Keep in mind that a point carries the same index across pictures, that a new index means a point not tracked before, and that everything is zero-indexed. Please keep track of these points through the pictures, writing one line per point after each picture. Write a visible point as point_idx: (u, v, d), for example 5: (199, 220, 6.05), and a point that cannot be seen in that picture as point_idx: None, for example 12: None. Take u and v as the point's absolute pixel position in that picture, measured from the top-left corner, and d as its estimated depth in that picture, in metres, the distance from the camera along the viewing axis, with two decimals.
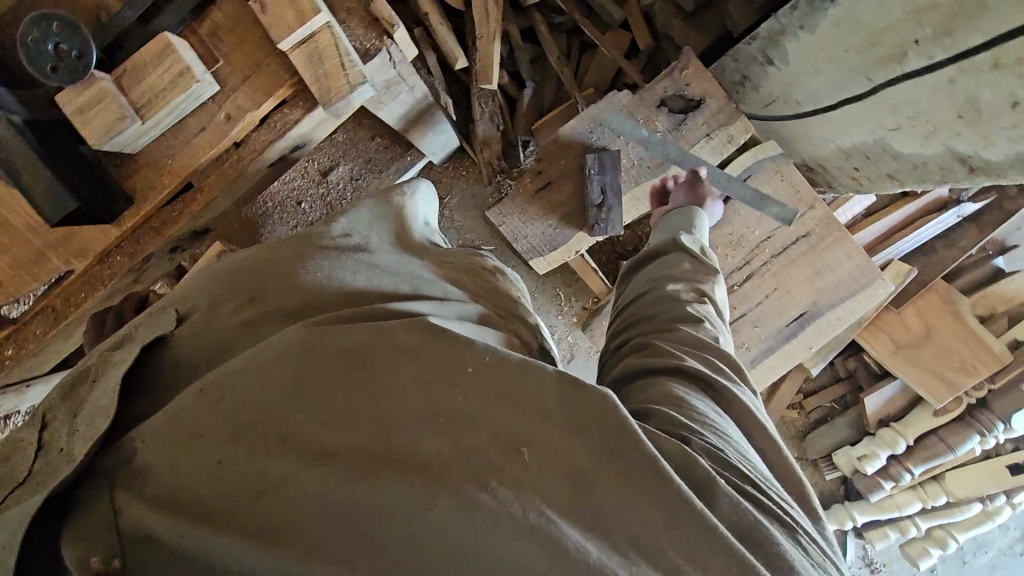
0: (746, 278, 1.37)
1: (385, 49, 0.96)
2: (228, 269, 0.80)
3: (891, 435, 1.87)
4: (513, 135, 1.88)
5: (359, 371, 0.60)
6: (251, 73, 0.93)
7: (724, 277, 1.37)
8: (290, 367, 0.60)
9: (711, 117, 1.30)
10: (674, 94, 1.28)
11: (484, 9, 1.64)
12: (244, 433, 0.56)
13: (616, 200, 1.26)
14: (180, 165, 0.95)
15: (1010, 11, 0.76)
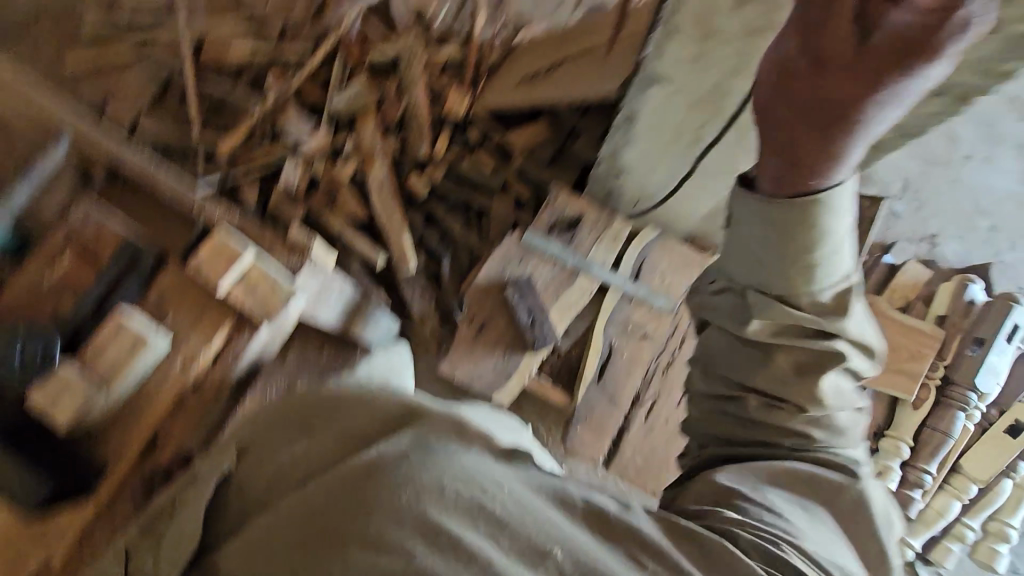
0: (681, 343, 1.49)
1: (307, 262, 1.17)
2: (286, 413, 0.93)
3: (891, 442, 1.91)
4: (445, 302, 2.09)
5: (370, 481, 0.67)
6: (200, 317, 1.15)
7: (663, 348, 1.49)
8: (315, 492, 0.70)
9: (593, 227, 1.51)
10: (556, 220, 1.51)
11: (386, 209, 2.05)
12: (280, 537, 0.68)
13: (544, 317, 1.44)
14: (153, 409, 1.13)
15: (750, 80, 1.02)
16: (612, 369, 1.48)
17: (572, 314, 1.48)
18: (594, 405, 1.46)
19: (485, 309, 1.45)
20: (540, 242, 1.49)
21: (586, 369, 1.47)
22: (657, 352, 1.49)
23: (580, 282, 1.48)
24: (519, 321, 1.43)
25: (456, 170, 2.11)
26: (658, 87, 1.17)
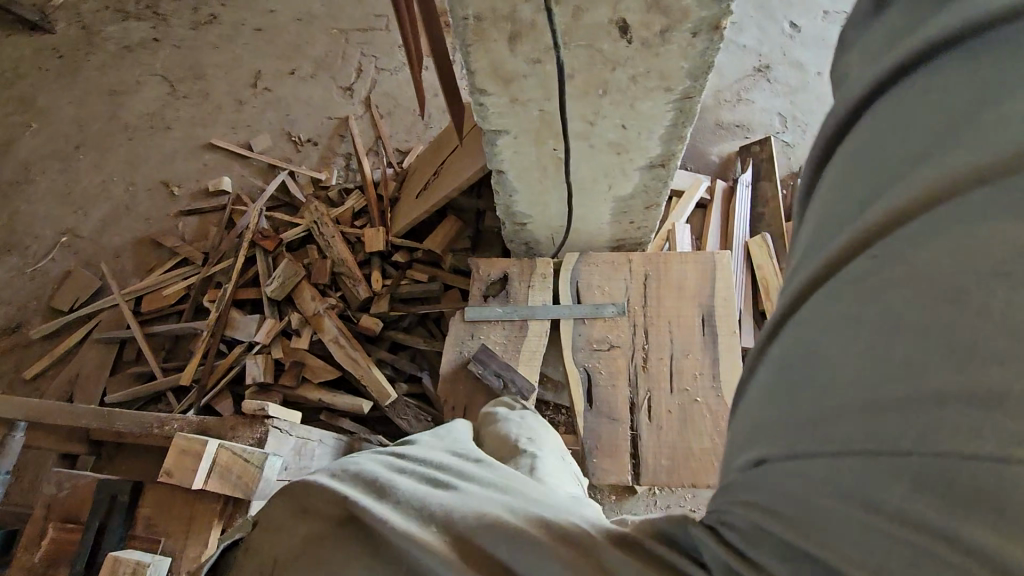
0: (646, 335, 1.53)
1: (271, 427, 1.20)
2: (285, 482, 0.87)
3: None
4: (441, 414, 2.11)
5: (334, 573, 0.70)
6: (189, 525, 1.08)
7: (631, 348, 1.52)
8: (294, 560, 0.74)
9: (520, 279, 1.64)
10: (486, 287, 1.64)
11: (352, 358, 2.09)
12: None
13: (510, 373, 1.50)
14: None
15: (568, 98, 1.16)
16: (599, 390, 1.49)
17: (539, 357, 1.54)
18: (600, 431, 1.45)
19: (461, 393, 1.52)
20: (483, 311, 1.59)
21: (575, 401, 1.48)
22: (630, 355, 1.51)
23: (532, 328, 1.57)
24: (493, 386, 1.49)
25: (398, 294, 2.23)
26: (501, 137, 1.28)
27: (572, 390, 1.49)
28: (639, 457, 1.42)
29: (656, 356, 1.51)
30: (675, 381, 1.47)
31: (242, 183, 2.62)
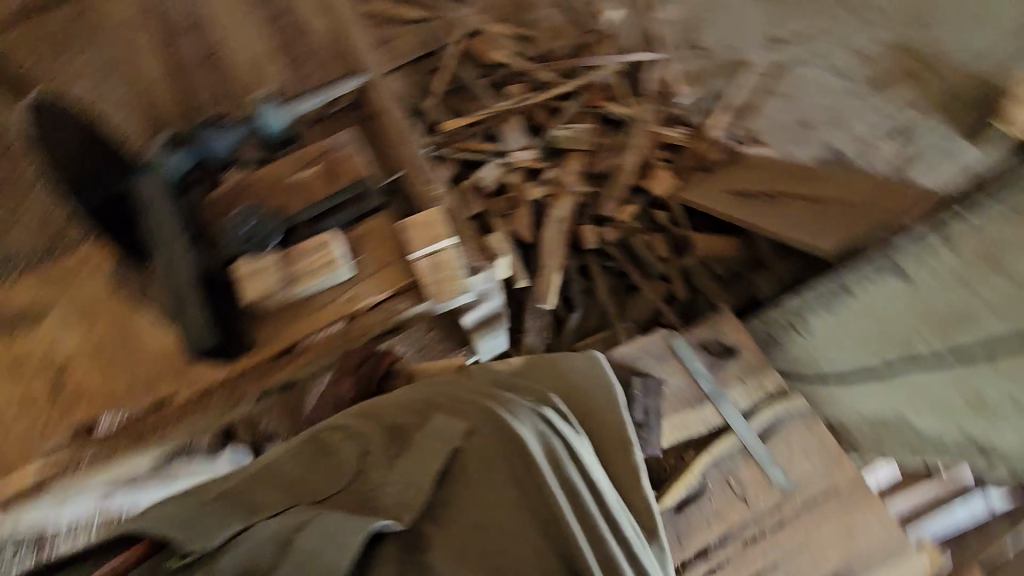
0: (777, 526, 1.33)
1: (487, 268, 1.15)
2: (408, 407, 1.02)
3: None
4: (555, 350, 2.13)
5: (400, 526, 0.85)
6: (380, 268, 1.12)
7: (754, 518, 1.34)
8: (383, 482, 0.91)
9: (744, 366, 1.44)
10: (713, 341, 1.46)
11: (552, 245, 2.06)
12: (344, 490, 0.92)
13: (656, 424, 1.35)
14: (296, 327, 1.08)
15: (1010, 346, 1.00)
16: (693, 510, 1.35)
17: (684, 434, 1.38)
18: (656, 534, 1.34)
19: None
20: (687, 353, 1.44)
21: (666, 494, 1.35)
22: (747, 522, 1.34)
23: (705, 410, 1.40)
24: (632, 415, 1.35)
25: (629, 242, 2.14)
26: (902, 282, 1.13)
27: (673, 486, 1.35)
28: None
29: (764, 549, 1.32)
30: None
31: (634, 18, 2.39)
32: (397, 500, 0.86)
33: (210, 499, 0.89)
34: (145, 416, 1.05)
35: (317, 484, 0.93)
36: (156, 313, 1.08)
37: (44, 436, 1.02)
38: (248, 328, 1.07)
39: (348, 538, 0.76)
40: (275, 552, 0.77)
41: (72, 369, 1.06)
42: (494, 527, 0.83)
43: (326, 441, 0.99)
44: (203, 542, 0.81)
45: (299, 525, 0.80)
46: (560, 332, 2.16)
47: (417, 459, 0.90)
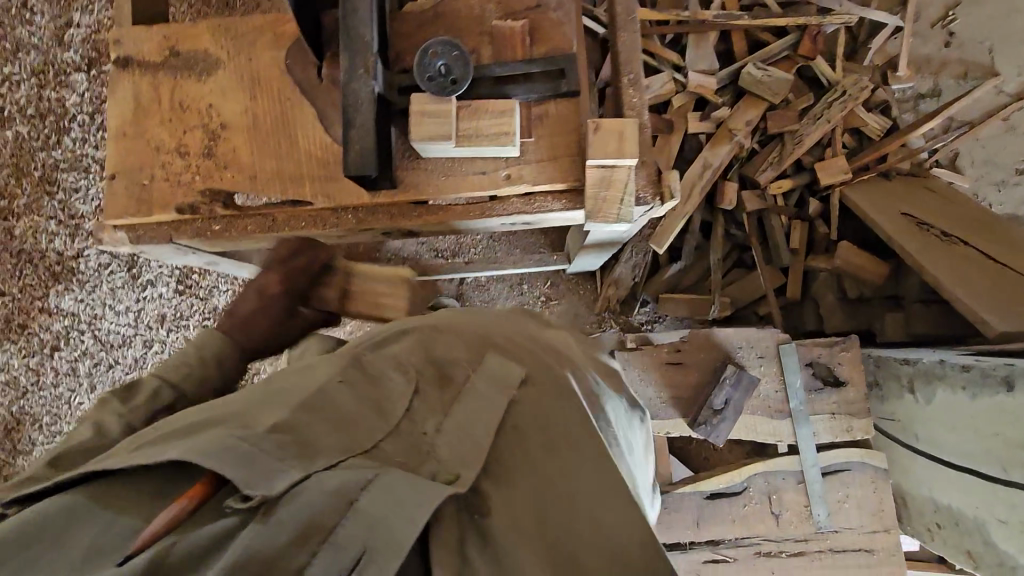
0: (796, 553, 1.34)
1: (650, 204, 1.04)
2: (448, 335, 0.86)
3: None
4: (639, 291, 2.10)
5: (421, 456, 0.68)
6: (548, 160, 1.03)
7: (776, 537, 1.34)
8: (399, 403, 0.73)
9: (843, 401, 1.35)
10: (825, 363, 1.36)
11: (690, 190, 1.91)
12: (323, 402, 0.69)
13: (731, 418, 1.29)
14: (447, 185, 1.04)
15: None
16: (723, 503, 1.36)
17: (749, 437, 1.35)
18: (680, 508, 1.37)
19: (696, 358, 1.37)
20: (792, 364, 1.34)
21: (705, 478, 1.37)
22: (770, 537, 1.34)
23: (781, 424, 1.35)
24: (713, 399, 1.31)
25: (766, 218, 1.98)
26: None
27: (717, 476, 1.36)
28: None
29: (774, 566, 1.34)
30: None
31: None
32: (469, 456, 0.67)
33: (258, 430, 0.60)
34: (283, 209, 1.06)
35: (362, 421, 0.68)
36: (323, 113, 1.05)
37: (194, 189, 1.05)
38: (402, 166, 1.04)
39: (428, 508, 0.57)
40: (335, 507, 0.56)
41: (229, 136, 1.06)
42: (559, 495, 0.69)
43: (366, 364, 0.77)
44: (257, 483, 0.55)
45: (364, 479, 0.59)
46: (652, 276, 2.11)
47: (472, 401, 0.73)
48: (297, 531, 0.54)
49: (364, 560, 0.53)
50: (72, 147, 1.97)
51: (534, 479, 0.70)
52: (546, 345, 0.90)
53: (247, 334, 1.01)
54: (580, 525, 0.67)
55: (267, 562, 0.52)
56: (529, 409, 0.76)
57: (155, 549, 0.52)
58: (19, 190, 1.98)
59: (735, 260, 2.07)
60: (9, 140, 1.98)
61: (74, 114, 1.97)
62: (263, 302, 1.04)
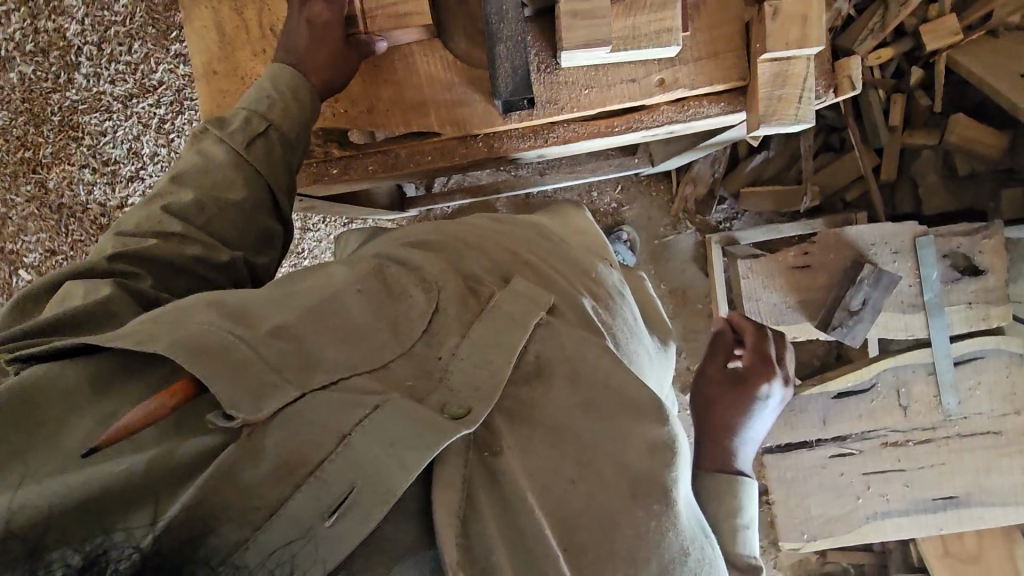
0: (923, 440, 1.43)
1: (823, 99, 0.94)
2: (473, 225, 0.73)
3: None
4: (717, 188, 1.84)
5: (471, 361, 0.55)
6: (705, 58, 0.91)
7: (905, 428, 1.44)
8: (403, 308, 0.58)
9: (981, 291, 1.40)
10: (963, 254, 1.40)
11: None
12: (337, 309, 0.55)
13: (869, 317, 1.37)
14: (592, 100, 0.91)
15: None
16: (855, 400, 1.45)
17: (883, 333, 1.42)
18: (807, 409, 1.47)
19: (828, 260, 1.42)
20: (929, 257, 1.38)
21: (838, 379, 1.46)
22: (897, 428, 1.44)
23: (914, 318, 1.41)
24: (849, 301, 1.38)
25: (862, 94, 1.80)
26: None
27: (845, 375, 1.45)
28: (789, 450, 1.50)
29: (900, 454, 1.44)
30: (874, 476, 1.46)
31: None
32: (483, 385, 0.53)
33: (261, 334, 0.49)
34: (408, 144, 0.96)
35: (372, 338, 0.54)
36: (440, 25, 0.91)
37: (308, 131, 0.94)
38: (539, 80, 0.90)
39: (421, 458, 0.46)
40: (323, 441, 0.46)
41: None
42: (582, 442, 0.56)
43: (389, 274, 0.61)
44: (248, 403, 0.45)
45: (364, 409, 0.48)
46: (732, 170, 1.84)
47: (497, 327, 0.58)
48: (278, 464, 0.45)
49: (348, 501, 0.44)
50: (86, 86, 1.59)
51: (550, 421, 0.56)
52: (585, 266, 0.74)
53: (317, 74, 0.83)
54: (602, 477, 0.55)
55: (244, 489, 0.44)
56: (565, 344, 0.60)
57: (153, 453, 0.43)
58: (40, 140, 1.62)
59: (822, 145, 1.83)
60: (13, 84, 1.59)
61: (79, 47, 1.57)
62: (317, 32, 0.83)
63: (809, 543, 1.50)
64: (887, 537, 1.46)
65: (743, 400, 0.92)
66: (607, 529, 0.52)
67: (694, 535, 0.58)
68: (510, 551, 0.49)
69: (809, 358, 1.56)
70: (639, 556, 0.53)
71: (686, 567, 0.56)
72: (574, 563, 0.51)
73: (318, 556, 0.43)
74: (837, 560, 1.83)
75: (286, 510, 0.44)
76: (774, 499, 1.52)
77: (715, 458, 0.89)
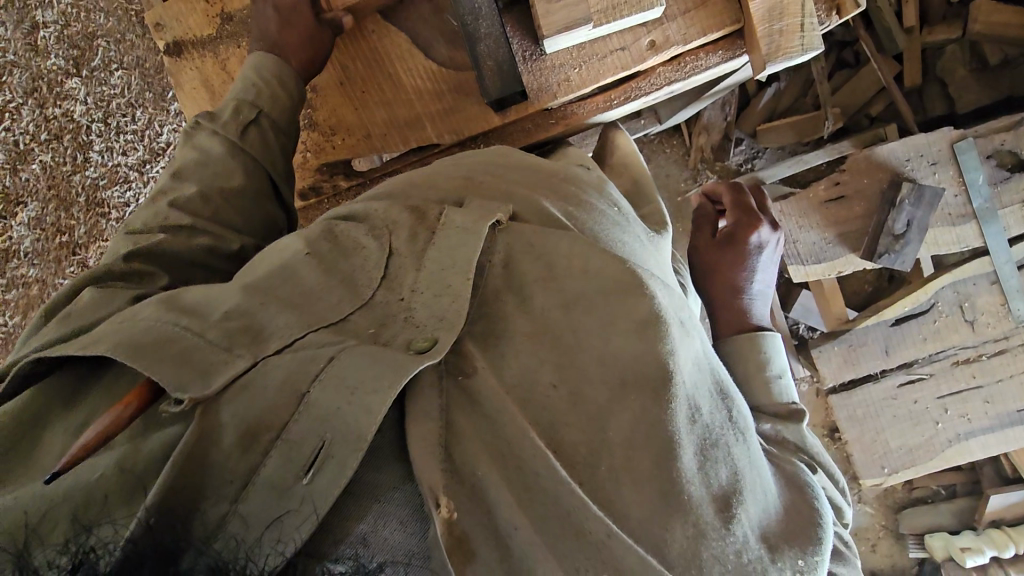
0: (998, 352, 1.36)
1: (828, 24, 0.88)
2: (444, 167, 0.73)
3: (1001, 536, 1.65)
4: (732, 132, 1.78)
5: (446, 300, 0.53)
6: (693, 7, 0.87)
7: (976, 343, 1.37)
8: (362, 259, 0.57)
9: None
10: (1009, 150, 1.31)
11: None
12: (301, 288, 0.54)
13: (917, 237, 1.31)
14: (586, 79, 0.89)
15: None
16: (915, 321, 1.39)
17: (935, 251, 1.35)
18: (866, 342, 1.43)
19: (862, 182, 1.36)
20: (971, 160, 1.31)
21: (893, 305, 1.39)
22: (966, 344, 1.37)
23: (966, 227, 1.33)
24: (892, 225, 1.31)
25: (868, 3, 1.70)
26: None
27: (900, 302, 1.38)
28: (855, 386, 1.47)
29: (975, 370, 1.38)
30: (951, 398, 1.40)
31: None
32: (447, 315, 0.52)
33: (213, 320, 0.49)
34: (411, 159, 0.96)
35: (327, 297, 0.54)
36: (414, 33, 0.90)
37: (312, 171, 0.96)
38: (526, 70, 0.88)
39: (384, 398, 0.45)
40: (284, 405, 0.46)
41: (324, 97, 0.93)
42: (562, 340, 0.53)
43: (340, 233, 0.60)
44: (195, 384, 0.45)
45: (319, 363, 0.47)
46: (744, 110, 1.78)
47: (451, 242, 0.57)
48: (242, 433, 0.44)
49: (322, 456, 0.44)
50: (102, 161, 1.65)
51: (528, 328, 0.54)
52: (554, 176, 0.71)
53: (294, 57, 0.82)
54: (586, 370, 0.52)
55: (213, 466, 0.44)
56: (531, 238, 0.59)
57: (119, 450, 0.44)
58: (72, 222, 1.68)
59: (835, 64, 1.74)
60: (37, 175, 1.65)
61: (88, 125, 1.63)
62: (295, 31, 0.82)
63: (893, 476, 1.46)
64: (973, 458, 1.40)
65: (741, 257, 0.92)
66: (599, 423, 0.50)
67: (698, 404, 0.52)
68: (505, 478, 0.48)
69: (860, 288, 1.51)
70: (637, 440, 0.49)
71: (696, 434, 0.51)
72: (569, 461, 0.49)
73: (298, 511, 0.43)
74: (923, 484, 1.80)
75: (261, 477, 0.44)
76: (848, 438, 1.48)
77: (728, 323, 0.90)
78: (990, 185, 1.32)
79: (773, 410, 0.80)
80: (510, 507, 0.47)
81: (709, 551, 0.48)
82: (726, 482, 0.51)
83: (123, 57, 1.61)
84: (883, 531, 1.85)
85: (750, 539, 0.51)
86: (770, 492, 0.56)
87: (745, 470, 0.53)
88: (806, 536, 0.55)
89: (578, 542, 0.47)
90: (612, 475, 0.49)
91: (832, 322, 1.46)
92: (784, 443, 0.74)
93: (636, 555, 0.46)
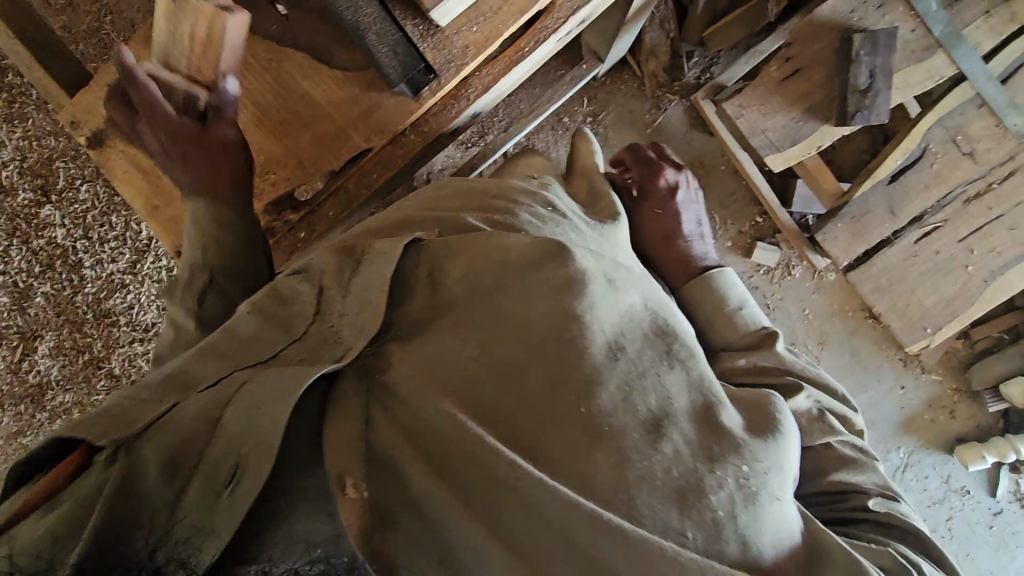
0: (1006, 175, 1.32)
1: None
2: (395, 207, 0.85)
3: None
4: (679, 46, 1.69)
5: (366, 309, 0.64)
6: None
7: (984, 173, 1.32)
8: (277, 303, 0.67)
9: None
10: None
11: None
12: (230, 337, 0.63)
13: (884, 84, 1.24)
14: (487, 34, 0.86)
15: None
16: (914, 173, 1.34)
17: (910, 93, 1.28)
18: (869, 207, 1.37)
19: (816, 47, 1.29)
20: None
21: (885, 164, 1.33)
22: (973, 177, 1.32)
23: (935, 59, 1.27)
24: (856, 81, 1.25)
25: None
26: None
27: (892, 154, 1.32)
28: (870, 258, 1.43)
29: (990, 201, 1.33)
30: (974, 237, 1.34)
31: None
32: (364, 319, 0.64)
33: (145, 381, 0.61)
34: (352, 171, 0.97)
35: (263, 339, 0.64)
36: (312, 48, 0.90)
37: (259, 213, 0.95)
38: (428, 47, 0.85)
39: (287, 402, 0.56)
40: (202, 431, 0.57)
41: (246, 135, 0.93)
42: (481, 321, 0.65)
43: (281, 285, 0.68)
44: (116, 432, 0.56)
45: (231, 391, 0.59)
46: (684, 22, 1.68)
47: (370, 272, 0.66)
48: (166, 464, 0.56)
49: (239, 470, 0.55)
50: (97, 274, 1.62)
51: (445, 319, 0.67)
52: (489, 191, 0.83)
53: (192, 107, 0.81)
54: (505, 342, 0.64)
55: (142, 497, 0.55)
56: (446, 248, 0.71)
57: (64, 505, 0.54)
58: (87, 338, 1.63)
59: None
60: (43, 306, 1.62)
61: (73, 245, 1.61)
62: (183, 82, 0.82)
63: (936, 334, 1.40)
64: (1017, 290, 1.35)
65: (658, 203, 1.07)
66: (519, 383, 0.62)
67: (618, 350, 0.64)
68: (428, 464, 0.58)
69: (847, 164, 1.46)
70: (558, 389, 0.61)
71: (619, 374, 0.63)
72: (490, 419, 0.61)
73: (224, 517, 0.55)
74: (983, 336, 1.74)
75: (188, 496, 0.56)
76: (881, 309, 1.43)
77: (677, 269, 1.03)
78: (945, 8, 1.26)
79: (743, 343, 0.93)
80: (431, 487, 0.57)
81: (635, 472, 0.59)
82: (654, 408, 0.62)
83: (82, 170, 1.60)
84: (957, 394, 1.79)
85: (683, 454, 0.61)
86: (709, 418, 0.64)
87: (676, 400, 0.64)
88: (753, 449, 0.64)
89: (497, 491, 0.56)
90: (533, 426, 0.60)
91: (829, 200, 1.41)
92: (767, 367, 0.88)
93: (546, 491, 0.55)
